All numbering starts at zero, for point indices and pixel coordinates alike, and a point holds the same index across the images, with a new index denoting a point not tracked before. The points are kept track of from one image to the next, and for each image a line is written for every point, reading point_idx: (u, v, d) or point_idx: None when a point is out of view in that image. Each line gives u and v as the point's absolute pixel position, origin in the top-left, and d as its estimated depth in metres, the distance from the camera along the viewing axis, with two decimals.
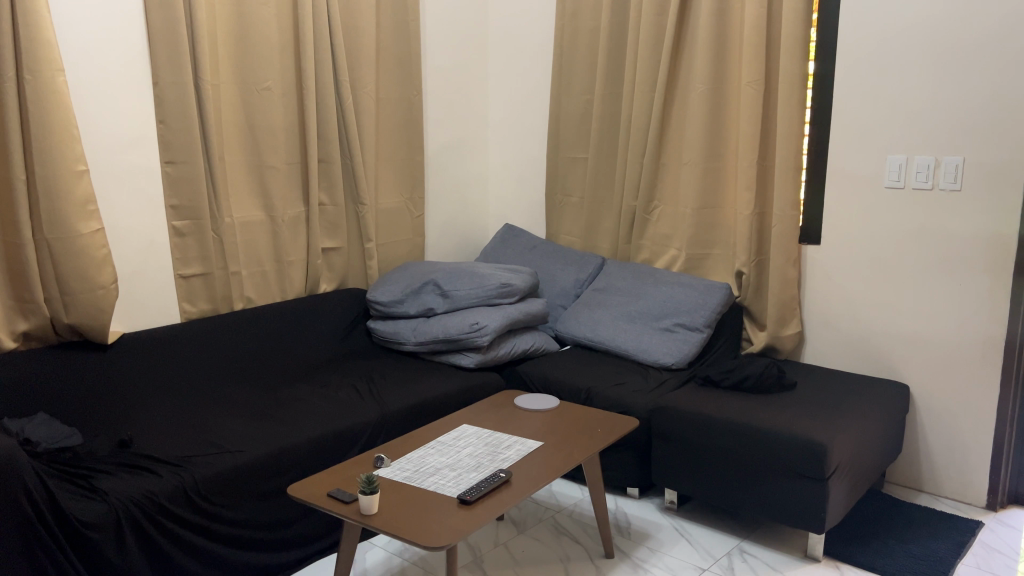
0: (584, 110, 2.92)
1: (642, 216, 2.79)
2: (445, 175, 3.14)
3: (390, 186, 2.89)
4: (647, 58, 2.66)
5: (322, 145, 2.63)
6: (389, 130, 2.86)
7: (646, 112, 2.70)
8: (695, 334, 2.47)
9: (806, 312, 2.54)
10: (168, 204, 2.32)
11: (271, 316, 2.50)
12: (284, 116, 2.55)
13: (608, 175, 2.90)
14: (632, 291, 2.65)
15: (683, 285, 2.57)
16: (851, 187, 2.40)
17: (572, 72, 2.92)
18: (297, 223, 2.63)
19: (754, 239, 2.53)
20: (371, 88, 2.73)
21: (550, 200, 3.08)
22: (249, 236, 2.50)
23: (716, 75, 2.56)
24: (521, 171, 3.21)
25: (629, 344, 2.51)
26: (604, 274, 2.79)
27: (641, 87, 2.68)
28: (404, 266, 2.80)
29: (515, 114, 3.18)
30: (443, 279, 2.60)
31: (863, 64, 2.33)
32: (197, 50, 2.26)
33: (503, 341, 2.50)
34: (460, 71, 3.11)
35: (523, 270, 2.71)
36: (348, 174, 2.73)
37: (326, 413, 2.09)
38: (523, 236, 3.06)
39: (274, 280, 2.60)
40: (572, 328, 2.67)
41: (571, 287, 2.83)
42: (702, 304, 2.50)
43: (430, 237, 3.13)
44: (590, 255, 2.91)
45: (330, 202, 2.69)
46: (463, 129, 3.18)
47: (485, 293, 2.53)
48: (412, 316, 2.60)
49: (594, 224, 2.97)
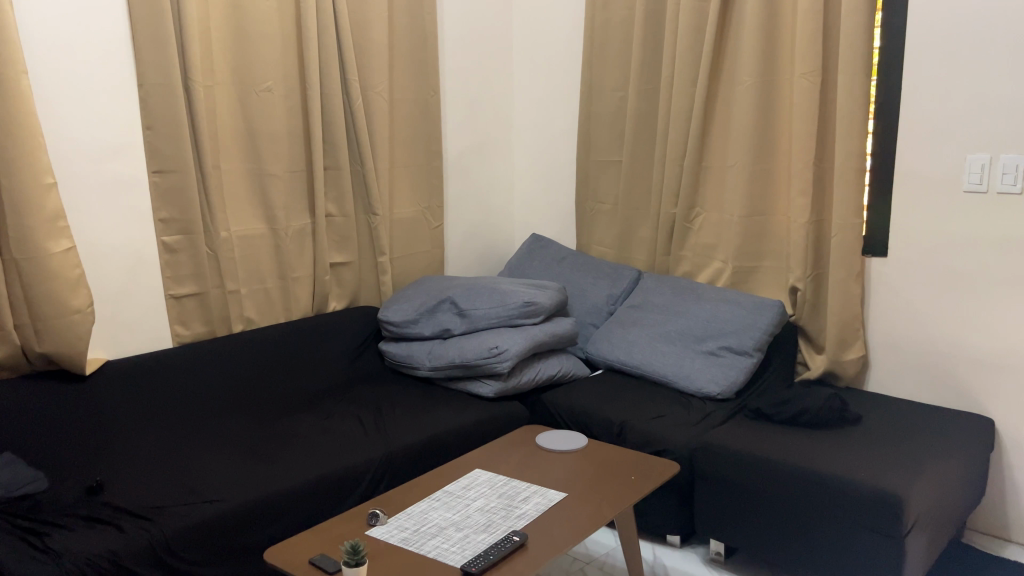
0: (618, 108, 2.65)
1: (682, 225, 2.51)
2: (467, 182, 2.90)
3: (405, 194, 2.66)
4: (687, 50, 2.38)
5: (330, 152, 2.41)
6: (405, 134, 2.63)
7: (686, 110, 2.43)
8: (742, 359, 2.19)
9: (871, 333, 2.24)
10: (157, 218, 2.12)
11: (271, 339, 2.28)
12: (287, 120, 2.33)
13: (645, 179, 2.63)
14: (672, 309, 2.38)
15: (728, 303, 2.30)
16: (924, 191, 2.09)
17: (605, 68, 2.65)
18: (302, 236, 2.41)
19: (811, 251, 2.24)
20: (383, 88, 2.49)
21: (580, 207, 2.83)
22: (248, 251, 2.29)
23: (765, 66, 2.27)
24: (550, 176, 2.95)
25: (668, 369, 2.24)
26: (639, 289, 2.53)
27: (681, 82, 2.41)
28: (420, 281, 2.57)
29: (543, 115, 2.93)
30: (460, 296, 2.36)
31: (938, 49, 2.02)
32: (187, 49, 2.05)
33: (526, 366, 2.24)
34: (482, 69, 2.87)
35: (550, 286, 2.46)
36: (358, 182, 2.50)
37: (325, 450, 1.86)
38: (551, 248, 2.81)
39: (278, 298, 2.38)
40: (604, 350, 2.40)
41: (603, 303, 2.56)
42: (750, 324, 2.22)
43: (450, 249, 2.89)
44: (623, 267, 2.64)
45: (338, 213, 2.47)
46: (486, 131, 2.94)
47: (507, 313, 2.29)
48: (427, 338, 2.36)
49: (629, 234, 2.70)
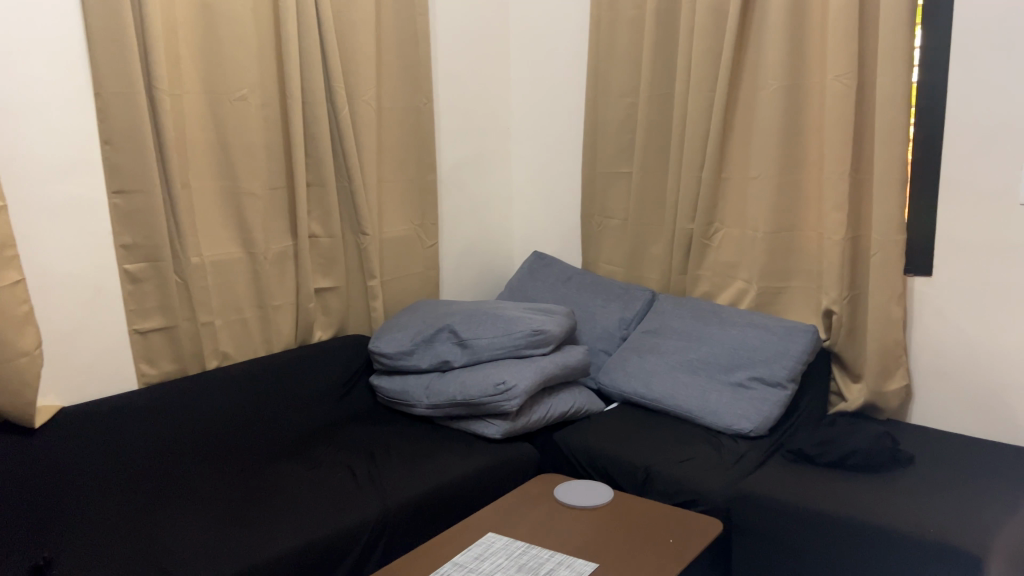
0: (626, 116, 2.44)
1: (700, 242, 2.31)
2: (462, 197, 2.67)
3: (396, 212, 2.43)
4: (705, 51, 2.18)
5: (313, 166, 2.18)
6: (395, 146, 2.40)
7: (703, 116, 2.22)
8: (775, 392, 1.98)
9: (915, 359, 2.03)
10: (118, 243, 1.87)
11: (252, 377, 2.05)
12: (265, 131, 2.09)
13: (658, 192, 2.42)
14: (693, 335, 2.16)
15: (756, 329, 2.09)
16: (974, 204, 1.89)
17: (612, 72, 2.44)
18: (283, 259, 2.18)
19: (847, 270, 2.03)
20: (371, 96, 2.26)
21: (586, 222, 2.62)
22: (222, 277, 2.06)
23: (792, 67, 2.07)
24: (552, 188, 2.74)
25: (692, 403, 2.02)
26: (654, 312, 2.32)
27: (699, 86, 2.20)
28: (414, 306, 2.35)
29: (544, 123, 2.72)
30: (460, 324, 2.13)
31: (988, 46, 1.82)
32: (151, 53, 1.81)
33: (535, 402, 2.02)
34: (477, 75, 2.65)
35: (557, 311, 2.24)
36: (344, 200, 2.27)
37: (312, 511, 1.62)
38: (555, 266, 2.62)
39: (257, 329, 2.15)
40: (619, 381, 2.19)
41: (615, 328, 2.35)
42: (782, 352, 2.02)
43: (446, 269, 2.66)
44: (636, 287, 2.44)
45: (324, 234, 2.23)
46: (482, 141, 2.71)
47: (513, 343, 2.06)
48: (423, 371, 2.13)
49: (640, 251, 2.49)
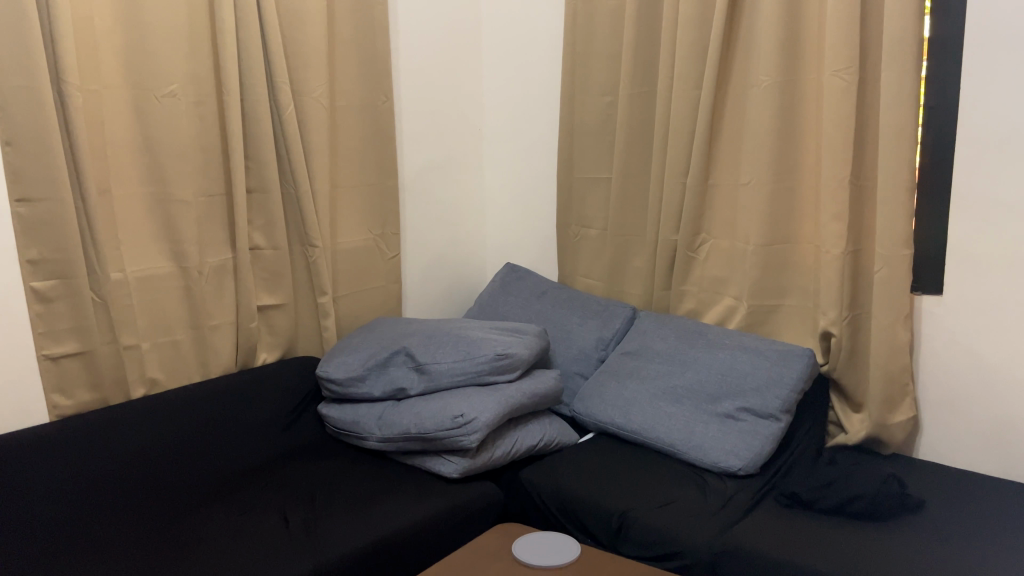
0: (605, 116, 2.23)
1: (685, 255, 2.10)
2: (428, 204, 2.46)
3: (353, 221, 2.21)
4: (689, 44, 1.97)
5: (255, 171, 1.96)
6: (350, 149, 2.18)
7: (689, 117, 2.01)
8: (767, 424, 1.77)
9: (922, 387, 1.83)
10: (23, 258, 1.64)
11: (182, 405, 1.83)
12: (199, 132, 1.87)
13: (639, 200, 2.21)
14: (676, 359, 1.96)
15: (746, 353, 1.88)
16: (990, 215, 1.68)
17: (590, 68, 2.23)
18: (221, 275, 1.96)
19: (847, 288, 1.82)
20: (322, 93, 2.04)
21: (563, 232, 2.41)
22: (150, 295, 1.84)
23: (787, 63, 1.86)
24: (527, 195, 2.53)
25: (674, 436, 1.81)
26: (634, 332, 2.11)
27: (684, 83, 1.99)
28: (371, 325, 2.13)
29: (517, 124, 2.50)
30: (418, 347, 1.92)
31: (1008, 38, 1.61)
32: (57, 42, 1.59)
33: (500, 435, 1.80)
34: (445, 71, 2.43)
35: (528, 332, 2.02)
36: (291, 208, 2.05)
37: (234, 572, 1.40)
38: (529, 280, 2.42)
39: (191, 352, 1.93)
40: (594, 409, 1.97)
41: (592, 349, 2.14)
42: (775, 380, 1.81)
43: (410, 283, 2.45)
44: (615, 303, 2.23)
45: (268, 246, 2.01)
46: (451, 143, 2.50)
47: (475, 368, 1.84)
48: (376, 400, 1.91)
49: (621, 264, 2.28)
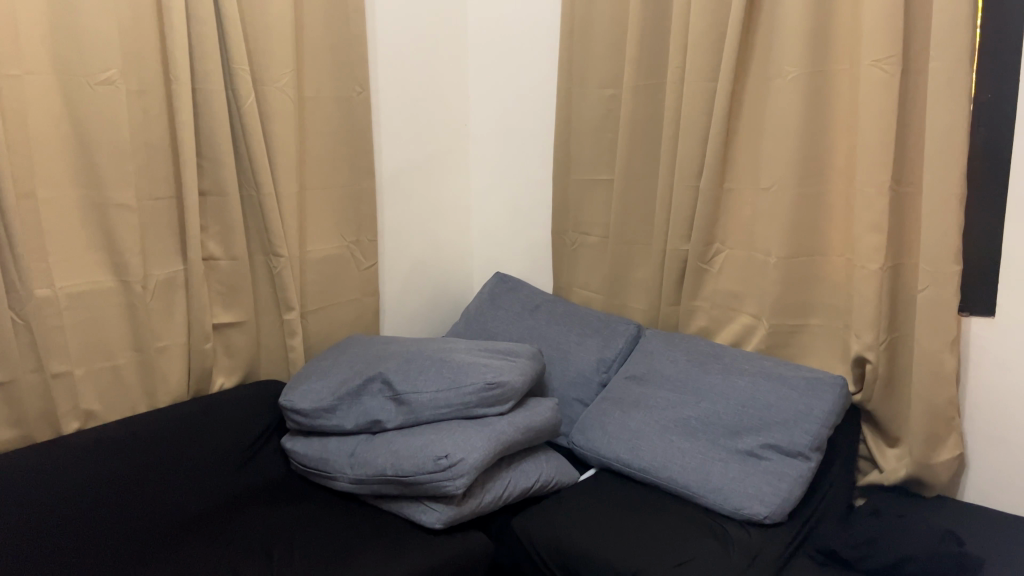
0: (606, 111, 1.99)
1: (696, 267, 1.88)
2: (409, 207, 2.22)
3: (324, 226, 1.97)
4: (705, 30, 1.73)
5: (208, 171, 1.71)
6: (320, 145, 1.93)
7: (703, 112, 1.78)
8: (796, 464, 1.55)
9: (970, 422, 1.61)
10: None
11: (117, 449, 1.58)
12: (142, 126, 1.62)
13: (644, 204, 1.98)
14: (689, 387, 1.73)
15: (770, 381, 1.66)
16: None
17: (590, 57, 1.99)
18: (169, 289, 1.71)
19: (885, 308, 1.60)
20: (288, 81, 1.79)
21: (558, 239, 2.18)
22: (84, 315, 1.59)
23: (817, 51, 1.63)
24: (518, 197, 2.29)
25: (689, 477, 1.58)
26: (640, 353, 1.88)
27: (697, 73, 1.76)
28: (344, 345, 1.90)
29: (508, 120, 2.26)
30: (397, 373, 1.68)
31: None
32: None
33: (489, 477, 1.57)
34: (427, 59, 2.19)
35: (521, 355, 1.79)
36: (251, 213, 1.80)
37: None
38: (521, 292, 2.19)
39: (134, 378, 1.68)
40: (596, 442, 1.74)
41: (592, 372, 1.91)
42: (804, 414, 1.58)
43: (389, 294, 2.21)
44: (618, 320, 2.00)
45: (224, 256, 1.77)
46: (434, 140, 2.26)
47: (461, 399, 1.60)
48: (348, 434, 1.67)
49: (623, 275, 2.05)
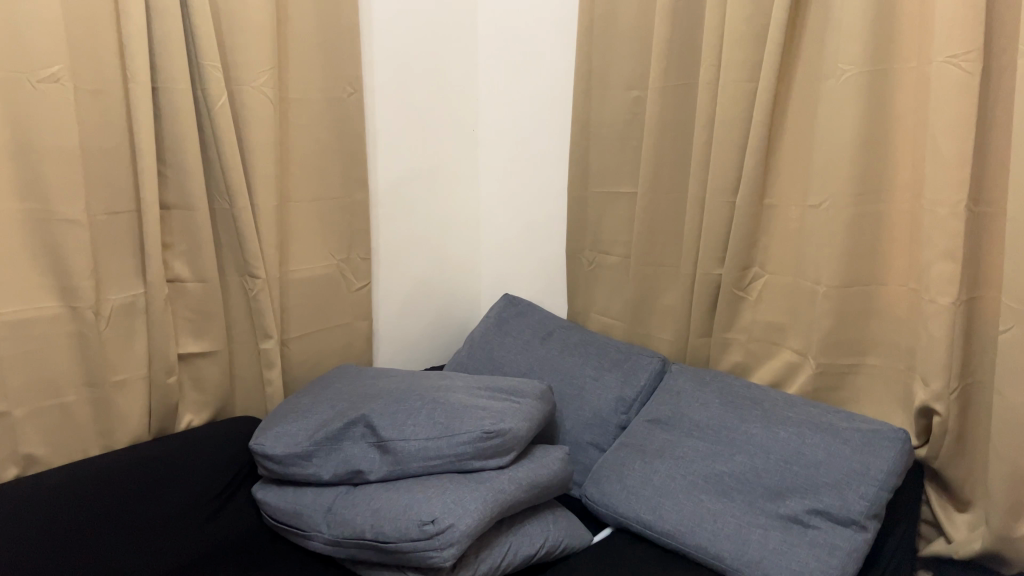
0: (630, 115, 1.76)
1: (730, 294, 1.64)
2: (409, 221, 2.01)
3: (311, 242, 1.76)
4: (745, 22, 1.49)
5: (174, 182, 1.51)
6: (308, 153, 1.72)
7: (741, 117, 1.54)
8: (849, 535, 1.29)
9: None
10: None
11: (44, 505, 1.34)
12: (97, 131, 1.42)
13: (671, 221, 1.74)
14: (722, 437, 1.49)
15: (817, 434, 1.41)
16: None
17: (612, 55, 1.76)
18: (129, 315, 1.51)
19: (958, 350, 1.35)
20: (268, 80, 1.57)
21: (574, 259, 1.95)
22: (27, 346, 1.38)
23: (879, 47, 1.39)
24: (531, 211, 2.07)
25: (721, 546, 1.34)
26: (665, 393, 1.64)
27: (736, 73, 1.52)
28: (330, 378, 1.68)
29: (520, 125, 2.04)
30: (382, 416, 1.45)
31: None
32: None
33: (486, 543, 1.34)
34: (431, 57, 1.97)
35: (528, 396, 1.55)
36: (225, 229, 1.60)
37: None
38: (532, 318, 1.96)
39: (87, 416, 1.48)
40: (613, 498, 1.51)
41: (609, 413, 1.67)
42: (858, 474, 1.33)
43: (385, 318, 2.00)
44: (640, 352, 1.76)
45: (192, 278, 1.57)
46: (438, 146, 2.04)
47: (454, 450, 1.38)
48: (326, 485, 1.45)
49: (647, 301, 1.82)
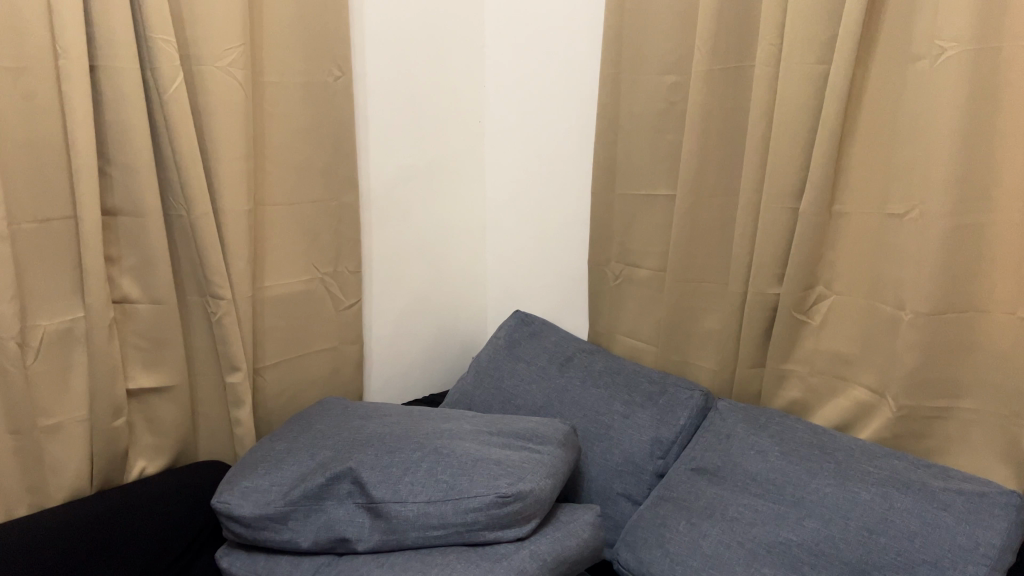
0: (666, 104, 1.49)
1: (789, 318, 1.38)
2: (405, 226, 1.74)
3: (290, 253, 1.49)
4: None
5: (121, 182, 1.24)
6: (286, 149, 1.45)
7: (808, 106, 1.27)
8: None
9: None
10: None
11: None
12: (22, 120, 1.14)
13: (715, 229, 1.48)
14: (787, 496, 1.22)
15: (908, 496, 1.14)
16: None
17: (646, 34, 1.49)
18: (65, 345, 1.24)
19: None
20: (235, 59, 1.30)
21: (598, 271, 1.69)
22: None
23: (988, 20, 1.10)
24: (545, 214, 1.80)
25: None
26: (712, 436, 1.38)
27: (804, 53, 1.25)
28: (312, 415, 1.41)
29: (533, 117, 1.77)
30: (373, 471, 1.18)
31: None
32: None
33: None
34: (431, 37, 1.70)
35: (550, 442, 1.29)
36: (185, 240, 1.33)
37: None
38: (548, 339, 1.70)
39: (12, 470, 1.20)
40: (654, 567, 1.25)
41: (645, 459, 1.41)
42: (965, 551, 1.06)
43: (377, 338, 1.74)
44: (677, 384, 1.50)
45: (145, 299, 1.30)
46: (438, 140, 1.77)
47: (463, 519, 1.11)
48: (305, 555, 1.18)
49: (685, 323, 1.55)
